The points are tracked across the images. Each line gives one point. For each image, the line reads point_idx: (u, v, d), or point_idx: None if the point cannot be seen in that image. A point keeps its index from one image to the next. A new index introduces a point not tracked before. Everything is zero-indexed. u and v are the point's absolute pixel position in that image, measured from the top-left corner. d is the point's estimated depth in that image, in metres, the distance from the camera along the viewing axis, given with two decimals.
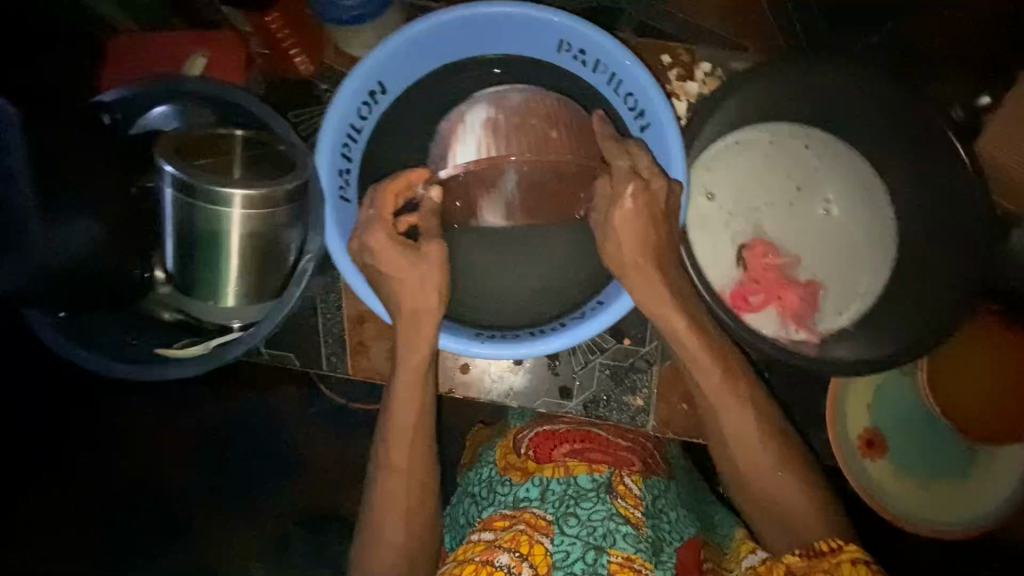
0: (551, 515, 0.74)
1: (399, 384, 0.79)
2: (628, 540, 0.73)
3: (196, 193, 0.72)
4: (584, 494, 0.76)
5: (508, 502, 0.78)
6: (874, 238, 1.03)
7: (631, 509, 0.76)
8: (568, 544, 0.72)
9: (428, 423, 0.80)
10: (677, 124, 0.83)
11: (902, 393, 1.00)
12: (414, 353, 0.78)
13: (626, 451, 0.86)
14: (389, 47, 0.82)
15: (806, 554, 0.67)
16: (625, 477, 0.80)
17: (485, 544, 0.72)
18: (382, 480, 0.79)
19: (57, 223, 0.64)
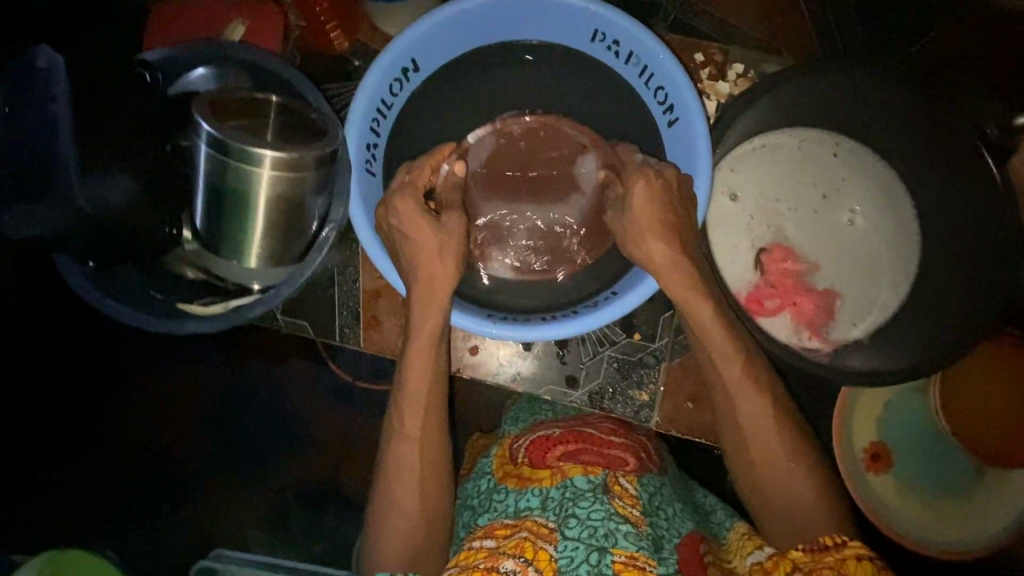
0: (554, 522, 0.73)
1: (411, 356, 0.81)
2: (629, 538, 0.70)
3: (229, 150, 0.71)
4: (581, 494, 0.75)
5: (509, 512, 0.78)
6: (898, 253, 1.01)
7: (628, 508, 0.74)
8: (572, 549, 0.70)
9: (436, 399, 0.82)
10: (707, 121, 0.82)
11: (910, 410, 0.99)
12: (428, 321, 0.80)
13: (617, 450, 0.86)
14: (425, 26, 0.83)
15: (810, 549, 0.68)
16: (619, 478, 0.80)
17: (487, 552, 0.71)
18: (394, 453, 0.81)
19: (91, 175, 0.66)
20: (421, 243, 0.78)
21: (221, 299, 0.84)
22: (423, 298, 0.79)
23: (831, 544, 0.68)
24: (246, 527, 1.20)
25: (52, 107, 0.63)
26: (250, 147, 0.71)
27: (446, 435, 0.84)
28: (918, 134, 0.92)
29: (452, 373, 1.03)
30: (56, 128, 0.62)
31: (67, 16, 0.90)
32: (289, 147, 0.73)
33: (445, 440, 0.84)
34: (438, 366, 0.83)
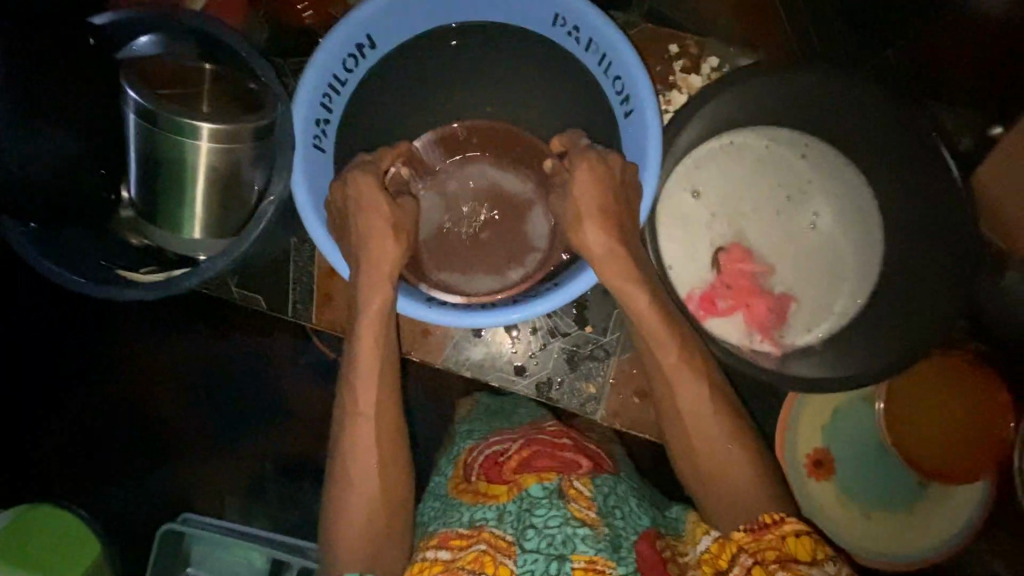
0: (511, 535, 0.73)
1: (362, 333, 0.81)
2: (588, 542, 0.71)
3: (157, 120, 0.74)
4: (538, 503, 0.74)
5: (464, 522, 0.76)
6: (858, 258, 1.00)
7: (583, 511, 0.74)
8: (532, 562, 0.70)
9: (387, 380, 0.82)
10: (660, 115, 0.81)
11: (858, 419, 0.98)
12: (373, 298, 0.80)
13: (570, 453, 0.84)
14: (379, 2, 0.81)
15: (751, 528, 0.69)
16: (574, 481, 0.78)
17: (442, 566, 0.70)
18: (348, 433, 0.80)
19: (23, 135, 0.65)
20: (372, 224, 0.80)
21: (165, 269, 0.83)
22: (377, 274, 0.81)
23: (771, 521, 0.68)
24: (209, 496, 1.23)
25: None
26: (182, 118, 0.74)
27: (401, 412, 0.83)
28: (882, 136, 0.90)
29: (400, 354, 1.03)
30: None
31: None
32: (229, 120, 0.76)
33: (401, 418, 0.83)
34: (389, 344, 0.83)
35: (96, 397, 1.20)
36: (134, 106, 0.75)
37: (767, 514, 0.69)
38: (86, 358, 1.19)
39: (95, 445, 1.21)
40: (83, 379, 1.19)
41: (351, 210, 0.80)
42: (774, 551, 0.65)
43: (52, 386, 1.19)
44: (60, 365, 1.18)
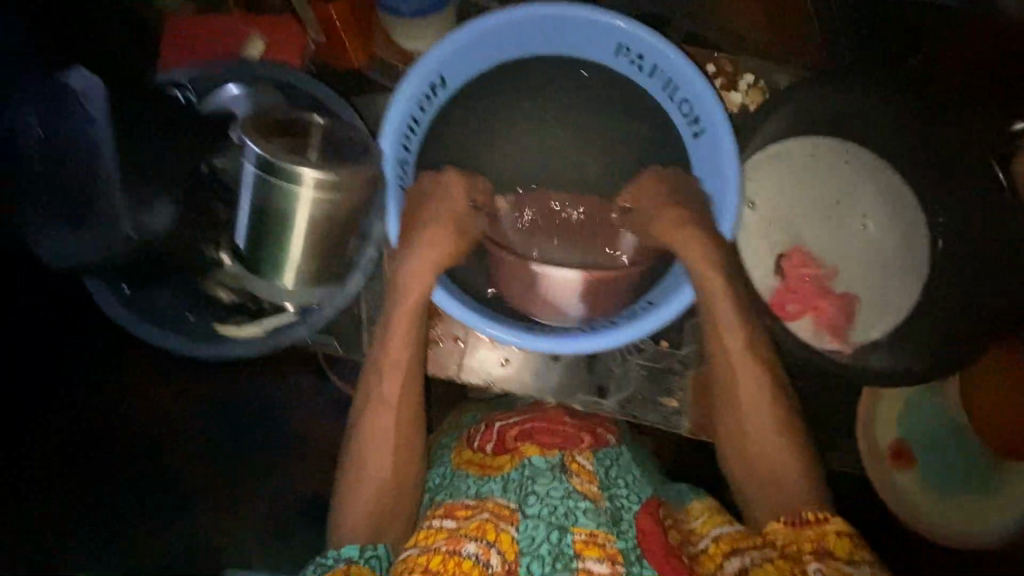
0: (514, 502, 0.75)
1: (388, 329, 0.81)
2: (589, 515, 0.73)
3: (271, 168, 0.68)
4: (540, 472, 0.77)
5: (469, 491, 0.77)
6: (907, 253, 1.05)
7: (586, 485, 0.77)
8: (534, 527, 0.72)
9: (412, 374, 0.82)
10: (733, 133, 0.85)
11: (931, 406, 1.01)
12: (408, 293, 0.80)
13: (571, 428, 0.89)
14: (452, 42, 0.84)
15: (791, 522, 0.71)
16: (577, 456, 0.81)
17: (448, 533, 0.71)
18: (361, 425, 0.81)
19: (132, 188, 0.71)
20: (429, 232, 0.79)
21: (255, 319, 0.82)
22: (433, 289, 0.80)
23: (813, 518, 0.69)
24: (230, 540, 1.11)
25: (90, 129, 0.69)
26: (292, 166, 0.67)
27: (423, 410, 0.83)
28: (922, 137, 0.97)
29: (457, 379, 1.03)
30: (94, 153, 0.69)
31: (63, 22, 0.93)
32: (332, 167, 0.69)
33: (420, 413, 0.83)
34: (415, 338, 0.82)
35: (95, 397, 1.09)
36: (250, 156, 0.69)
37: (809, 512, 0.71)
38: (87, 357, 1.08)
39: (95, 445, 1.10)
40: (83, 378, 1.08)
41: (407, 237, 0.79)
42: (806, 545, 0.67)
43: (51, 384, 1.06)
44: (60, 365, 1.06)
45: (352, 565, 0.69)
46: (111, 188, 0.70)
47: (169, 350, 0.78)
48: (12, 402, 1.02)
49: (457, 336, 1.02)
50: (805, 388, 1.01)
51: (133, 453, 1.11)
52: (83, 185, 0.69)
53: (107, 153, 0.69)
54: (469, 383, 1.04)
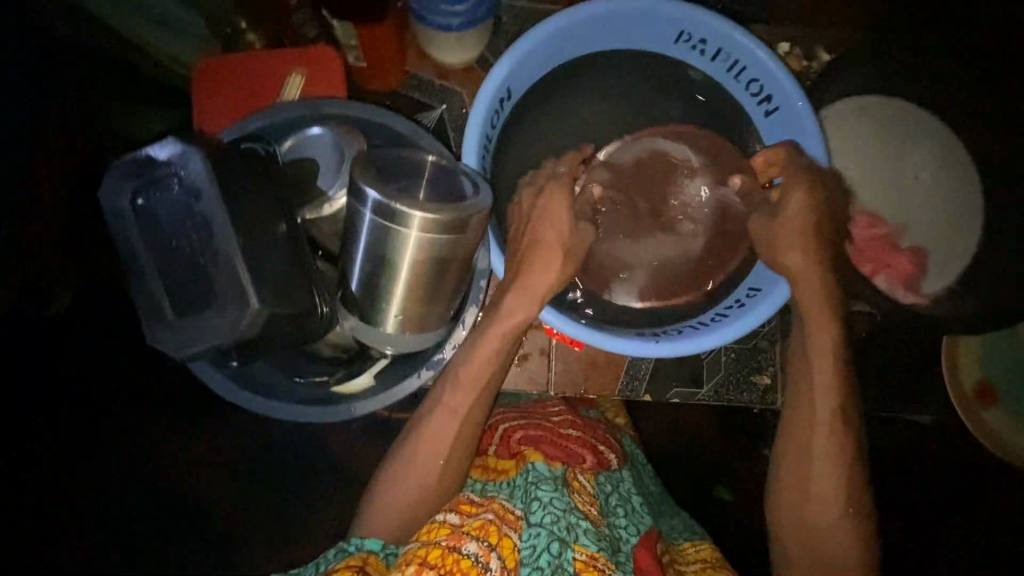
0: (520, 510, 0.76)
1: (483, 342, 0.76)
2: (590, 536, 0.75)
3: (388, 216, 0.64)
4: (543, 479, 0.77)
5: (476, 490, 0.80)
6: (966, 198, 1.06)
7: (586, 505, 0.79)
8: (535, 536, 0.73)
9: (488, 391, 0.77)
10: (811, 104, 0.83)
11: (1006, 344, 1.04)
12: (509, 317, 0.76)
13: (578, 446, 0.88)
14: (517, 53, 0.81)
15: None
16: (579, 475, 0.83)
17: (451, 528, 0.72)
18: (415, 438, 0.80)
19: (258, 274, 0.58)
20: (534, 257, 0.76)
21: (361, 368, 0.79)
22: (537, 309, 0.76)
23: None
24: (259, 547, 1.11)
25: (198, 204, 0.57)
26: (402, 208, 0.63)
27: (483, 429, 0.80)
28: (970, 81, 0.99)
29: (548, 397, 1.01)
30: (210, 230, 0.57)
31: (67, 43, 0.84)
32: (439, 204, 0.64)
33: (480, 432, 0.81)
34: (509, 348, 0.78)
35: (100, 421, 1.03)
36: (366, 203, 0.64)
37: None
38: (87, 357, 0.98)
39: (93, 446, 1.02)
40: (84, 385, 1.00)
41: (528, 248, 0.76)
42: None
43: (51, 384, 0.95)
44: (59, 365, 0.95)
45: (371, 557, 0.72)
46: (233, 266, 0.56)
47: (283, 420, 0.74)
48: (10, 403, 0.92)
49: (544, 349, 1.01)
50: (886, 346, 1.03)
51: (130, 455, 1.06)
52: (199, 271, 0.57)
53: (220, 228, 0.56)
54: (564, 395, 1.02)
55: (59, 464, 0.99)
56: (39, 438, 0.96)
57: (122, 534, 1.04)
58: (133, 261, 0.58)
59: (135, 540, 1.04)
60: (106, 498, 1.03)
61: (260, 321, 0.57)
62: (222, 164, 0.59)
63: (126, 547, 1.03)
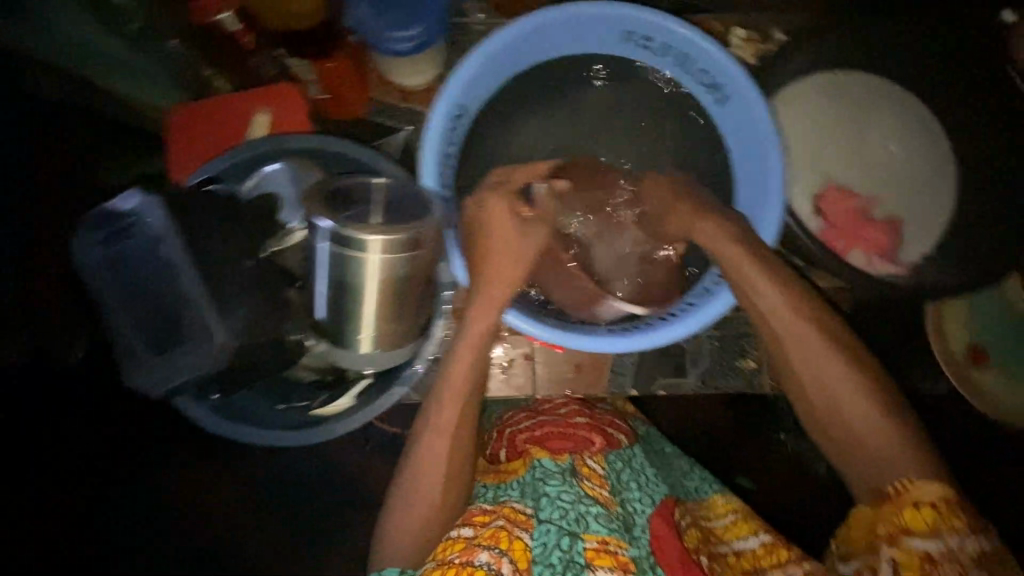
0: (530, 509, 0.78)
1: (458, 353, 0.80)
2: (601, 521, 0.76)
3: (345, 243, 0.66)
4: (550, 475, 0.80)
5: (489, 499, 0.82)
6: (938, 162, 1.05)
7: (597, 489, 0.80)
8: (546, 533, 0.74)
9: (469, 403, 0.80)
10: (760, 89, 0.84)
11: (995, 306, 1.03)
12: (479, 320, 0.79)
13: (584, 429, 0.90)
14: (465, 72, 0.83)
15: (874, 499, 0.71)
16: (587, 459, 0.84)
17: (464, 543, 0.74)
18: (417, 446, 0.80)
19: (226, 308, 0.61)
20: (494, 262, 0.78)
21: (342, 390, 0.81)
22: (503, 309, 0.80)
23: (900, 488, 0.69)
24: None
25: (163, 250, 0.60)
26: (359, 235, 0.65)
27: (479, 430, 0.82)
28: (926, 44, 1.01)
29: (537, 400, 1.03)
30: (176, 273, 0.60)
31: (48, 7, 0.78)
32: (395, 227, 0.66)
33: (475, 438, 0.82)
34: (483, 358, 0.81)
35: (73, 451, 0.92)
36: (321, 233, 0.67)
37: (894, 483, 0.70)
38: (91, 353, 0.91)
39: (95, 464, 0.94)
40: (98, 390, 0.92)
41: (481, 257, 0.78)
42: (887, 526, 0.67)
43: (50, 385, 0.84)
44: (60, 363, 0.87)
45: None
46: (200, 307, 0.59)
47: (270, 448, 0.76)
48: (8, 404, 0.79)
49: (527, 353, 1.03)
50: (867, 318, 1.04)
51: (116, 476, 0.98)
52: (169, 313, 0.60)
53: (185, 270, 0.59)
54: (549, 396, 1.04)
55: (59, 465, 0.87)
56: (38, 440, 0.85)
57: (122, 534, 0.96)
58: (105, 308, 0.62)
59: (135, 539, 0.97)
60: (102, 500, 0.94)
61: (227, 354, 0.60)
62: (181, 211, 0.62)
63: (128, 547, 0.95)
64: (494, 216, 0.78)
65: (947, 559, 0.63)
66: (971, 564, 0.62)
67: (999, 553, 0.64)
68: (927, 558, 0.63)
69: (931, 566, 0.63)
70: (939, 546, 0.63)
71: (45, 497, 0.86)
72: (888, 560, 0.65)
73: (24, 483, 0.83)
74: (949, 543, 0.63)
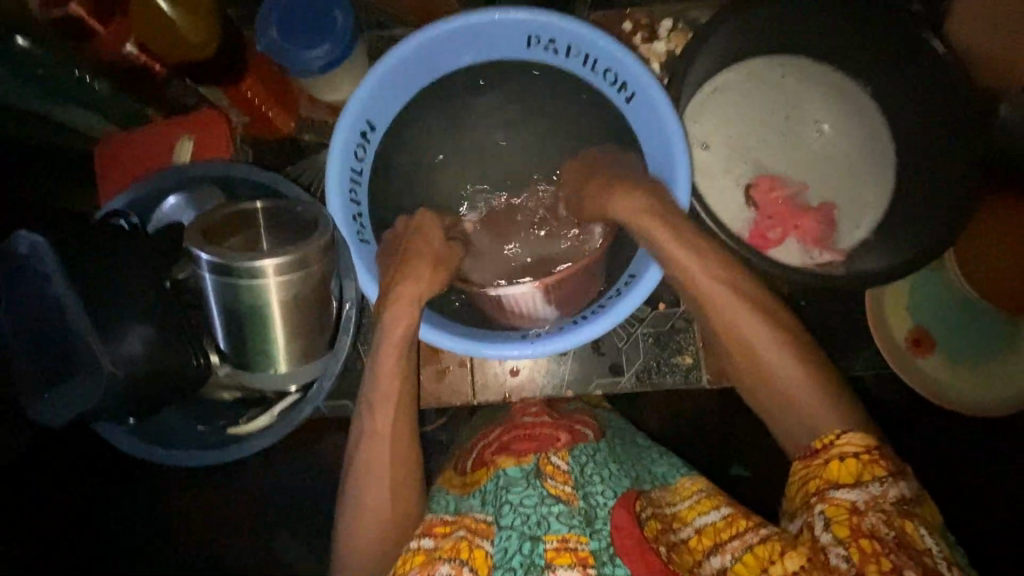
0: (491, 516, 0.71)
1: (381, 355, 0.79)
2: (562, 519, 0.67)
3: (233, 271, 0.69)
4: (513, 482, 0.72)
5: (450, 508, 0.75)
6: (871, 143, 1.04)
7: (561, 487, 0.71)
8: (506, 539, 0.68)
9: (402, 404, 0.79)
10: (662, 84, 0.84)
11: (937, 290, 1.02)
12: (396, 324, 0.78)
13: (550, 428, 0.81)
14: (367, 88, 0.85)
15: (802, 457, 0.68)
16: (552, 456, 0.75)
17: (424, 556, 0.68)
18: (362, 454, 0.78)
19: (113, 338, 0.66)
20: (415, 276, 0.80)
21: (265, 409, 0.83)
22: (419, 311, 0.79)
23: (823, 445, 0.66)
24: None
25: (52, 287, 0.64)
26: (247, 261, 0.68)
27: (417, 429, 0.81)
28: (853, 32, 0.96)
29: (474, 405, 1.05)
30: (64, 308, 0.64)
31: None
32: (287, 249, 0.69)
33: (416, 438, 0.81)
34: (408, 365, 0.80)
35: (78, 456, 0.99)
36: (204, 264, 0.69)
37: (822, 438, 0.67)
38: None
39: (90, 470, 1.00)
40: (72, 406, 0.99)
41: (401, 261, 0.81)
42: (816, 480, 0.64)
43: None
44: None
45: None
46: (86, 342, 0.65)
47: (191, 466, 0.81)
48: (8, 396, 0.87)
49: (463, 360, 1.04)
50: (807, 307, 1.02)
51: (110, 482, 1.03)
52: (64, 346, 0.65)
53: (71, 306, 0.64)
54: (487, 401, 1.05)
55: (59, 465, 0.94)
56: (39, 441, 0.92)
57: (121, 534, 1.04)
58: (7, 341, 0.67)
59: (135, 540, 1.05)
60: (103, 502, 1.02)
61: (114, 383, 0.66)
62: (70, 248, 0.66)
63: (127, 547, 1.04)
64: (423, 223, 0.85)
65: (871, 508, 0.60)
66: (895, 511, 0.59)
67: (921, 495, 0.62)
68: (853, 508, 0.60)
69: (858, 517, 0.59)
70: (864, 496, 0.60)
71: (45, 497, 0.93)
72: (819, 514, 0.62)
73: (24, 484, 0.90)
74: (873, 491, 0.60)
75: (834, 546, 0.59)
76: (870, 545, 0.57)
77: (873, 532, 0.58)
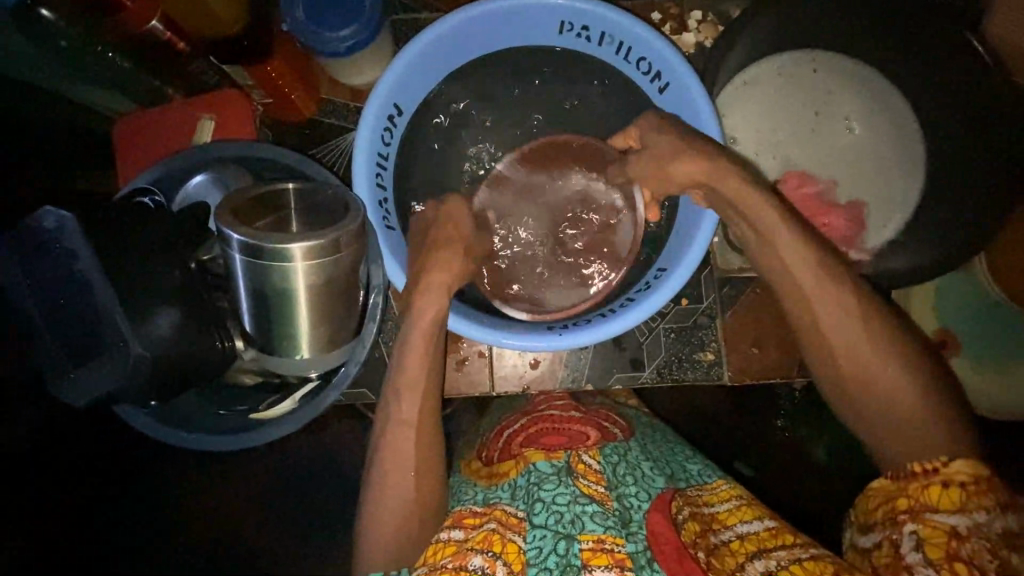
0: (523, 511, 0.69)
1: (410, 344, 0.77)
2: (597, 519, 0.65)
3: (262, 253, 0.68)
4: (545, 478, 0.70)
5: (479, 500, 0.75)
6: (902, 142, 1.02)
7: (593, 487, 0.69)
8: (540, 539, 0.65)
9: (428, 393, 0.77)
10: (697, 74, 0.82)
11: (967, 293, 1.00)
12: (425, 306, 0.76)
13: (578, 425, 0.84)
14: (396, 71, 0.83)
15: (895, 475, 0.66)
16: (582, 455, 0.75)
17: (455, 547, 0.68)
18: (387, 440, 0.77)
19: (138, 316, 0.65)
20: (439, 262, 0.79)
21: (286, 394, 0.83)
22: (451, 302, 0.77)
23: (921, 470, 0.64)
24: None
25: (77, 264, 0.64)
26: (278, 243, 0.67)
27: (441, 421, 0.80)
28: (864, 26, 0.96)
29: (493, 396, 1.03)
30: (90, 287, 0.64)
31: None
32: (317, 233, 0.68)
33: (439, 428, 0.79)
34: (433, 355, 0.78)
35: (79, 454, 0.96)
36: (234, 245, 0.68)
37: (923, 461, 0.65)
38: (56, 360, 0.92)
39: (94, 466, 0.98)
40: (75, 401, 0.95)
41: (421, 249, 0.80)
42: (908, 500, 0.64)
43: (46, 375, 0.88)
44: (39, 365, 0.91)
45: None
46: (114, 320, 0.64)
47: (209, 450, 0.80)
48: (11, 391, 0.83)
49: (481, 351, 1.03)
50: None
51: (109, 481, 1.01)
52: (88, 326, 0.65)
53: (98, 283, 0.64)
54: (506, 392, 1.04)
55: (59, 465, 0.94)
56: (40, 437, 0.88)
57: (121, 534, 1.02)
58: (30, 321, 0.66)
59: (135, 540, 1.03)
60: (105, 499, 1.01)
61: (142, 367, 0.65)
62: (98, 224, 0.66)
63: (127, 548, 1.02)
64: (457, 210, 0.84)
65: (973, 534, 0.59)
66: (998, 541, 0.59)
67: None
68: (953, 534, 0.59)
69: (956, 543, 0.59)
70: (966, 522, 0.60)
71: (45, 497, 0.92)
72: (910, 534, 0.61)
73: (24, 484, 0.90)
74: (977, 519, 0.59)
75: (924, 567, 0.59)
76: (965, 570, 0.58)
77: (968, 558, 0.58)
